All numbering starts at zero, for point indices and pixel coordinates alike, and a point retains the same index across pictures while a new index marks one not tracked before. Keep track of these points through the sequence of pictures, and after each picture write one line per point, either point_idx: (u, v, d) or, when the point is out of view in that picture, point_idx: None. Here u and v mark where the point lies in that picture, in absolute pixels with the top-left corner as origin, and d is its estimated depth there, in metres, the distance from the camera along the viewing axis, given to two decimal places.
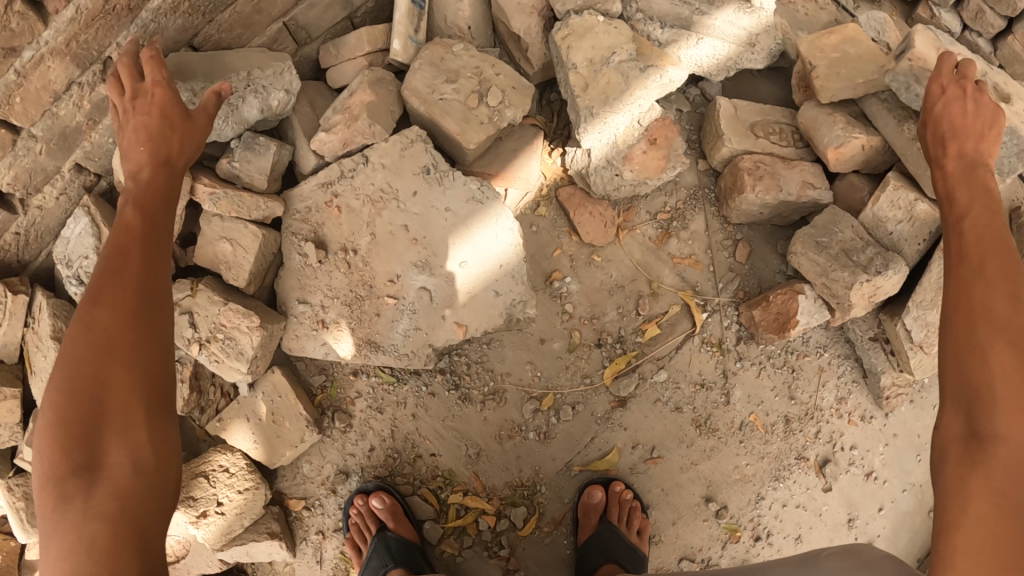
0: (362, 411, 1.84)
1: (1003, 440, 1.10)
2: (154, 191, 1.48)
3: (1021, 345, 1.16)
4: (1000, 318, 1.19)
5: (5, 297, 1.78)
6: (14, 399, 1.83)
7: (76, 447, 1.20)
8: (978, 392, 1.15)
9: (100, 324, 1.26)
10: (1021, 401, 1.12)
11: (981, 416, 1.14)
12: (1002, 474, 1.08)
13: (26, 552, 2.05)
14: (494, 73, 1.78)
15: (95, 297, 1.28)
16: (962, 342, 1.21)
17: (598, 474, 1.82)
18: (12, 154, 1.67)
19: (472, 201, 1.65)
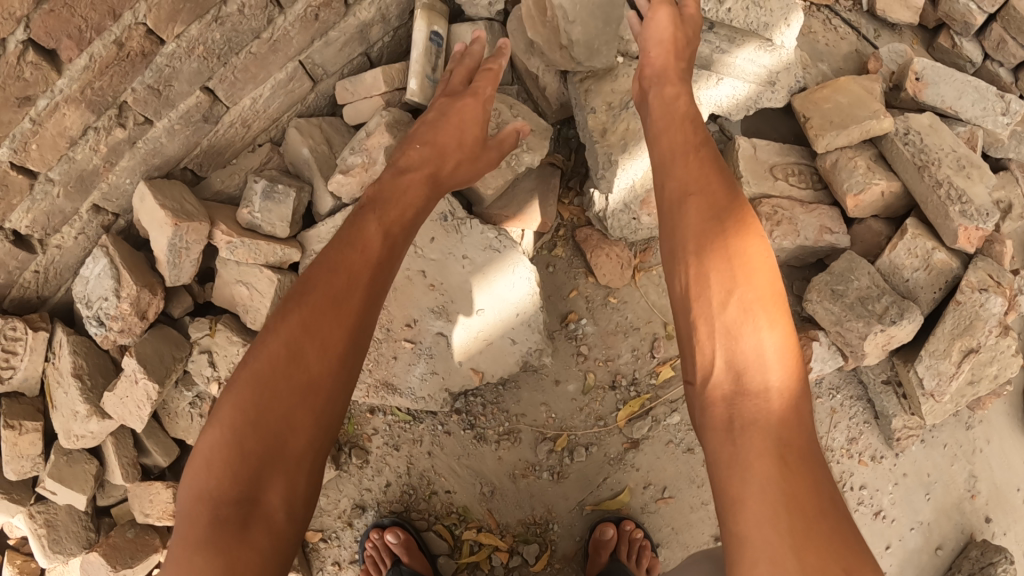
0: (378, 448, 1.87)
1: (771, 394, 1.01)
2: (414, 201, 1.46)
3: (757, 290, 1.07)
4: (735, 259, 1.10)
5: (26, 334, 1.81)
6: (36, 432, 1.86)
7: (236, 513, 1.10)
8: (745, 366, 1.04)
9: (297, 343, 1.21)
10: (783, 351, 1.03)
11: (753, 379, 1.02)
12: (780, 428, 0.99)
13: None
14: (512, 115, 1.77)
15: (313, 320, 1.23)
16: (727, 315, 1.07)
17: (610, 512, 1.84)
18: (29, 199, 1.72)
19: (489, 249, 1.65)
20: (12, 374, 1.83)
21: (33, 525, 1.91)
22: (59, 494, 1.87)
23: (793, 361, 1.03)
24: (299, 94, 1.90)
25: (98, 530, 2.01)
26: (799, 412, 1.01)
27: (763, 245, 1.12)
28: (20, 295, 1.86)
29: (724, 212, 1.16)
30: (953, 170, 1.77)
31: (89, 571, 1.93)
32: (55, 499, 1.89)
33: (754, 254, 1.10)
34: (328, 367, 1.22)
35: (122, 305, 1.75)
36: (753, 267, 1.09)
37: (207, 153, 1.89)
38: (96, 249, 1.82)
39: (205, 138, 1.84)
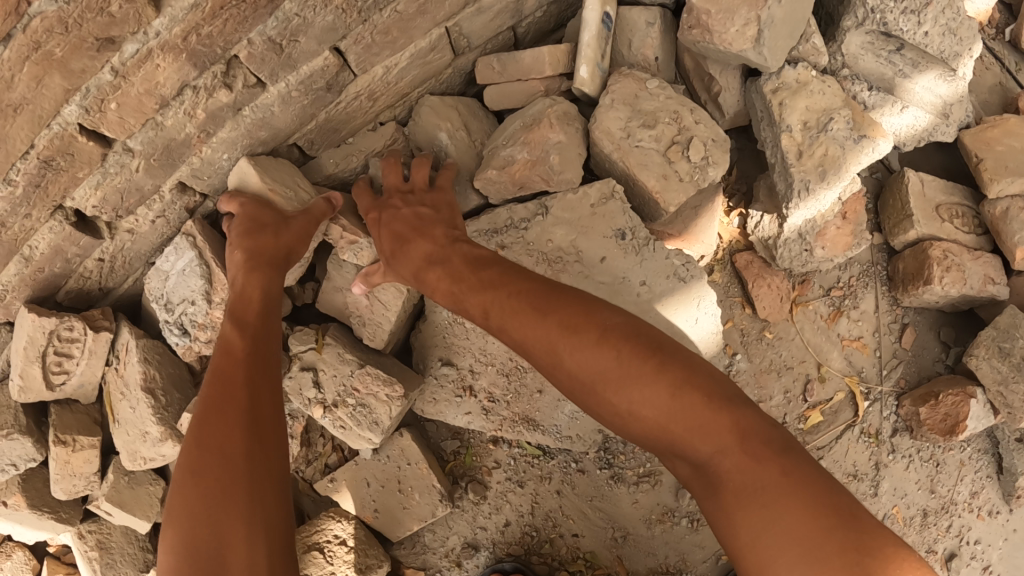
0: (499, 483, 1.66)
1: (718, 468, 1.01)
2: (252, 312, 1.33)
3: (695, 398, 1.04)
4: (642, 389, 1.07)
5: (85, 334, 1.54)
6: (93, 449, 1.64)
7: None
8: (716, 474, 1.02)
9: (197, 461, 1.13)
10: (671, 438, 1.05)
11: (716, 477, 1.01)
12: (772, 537, 0.93)
13: None
14: (693, 121, 1.55)
15: (214, 445, 1.14)
16: (651, 425, 1.07)
17: None
18: (101, 171, 1.37)
19: (672, 278, 1.46)
20: (64, 380, 1.58)
21: (84, 545, 1.75)
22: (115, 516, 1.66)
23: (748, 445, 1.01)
24: (435, 67, 1.59)
25: (155, 549, 1.82)
26: (743, 495, 0.97)
27: (666, 367, 1.07)
28: (79, 286, 1.56)
29: (632, 344, 1.10)
30: None
31: None
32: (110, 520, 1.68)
33: (614, 347, 1.11)
34: (241, 457, 1.14)
35: (216, 313, 1.46)
36: (677, 383, 1.06)
37: (321, 128, 1.55)
38: (183, 238, 1.46)
39: (323, 110, 1.52)
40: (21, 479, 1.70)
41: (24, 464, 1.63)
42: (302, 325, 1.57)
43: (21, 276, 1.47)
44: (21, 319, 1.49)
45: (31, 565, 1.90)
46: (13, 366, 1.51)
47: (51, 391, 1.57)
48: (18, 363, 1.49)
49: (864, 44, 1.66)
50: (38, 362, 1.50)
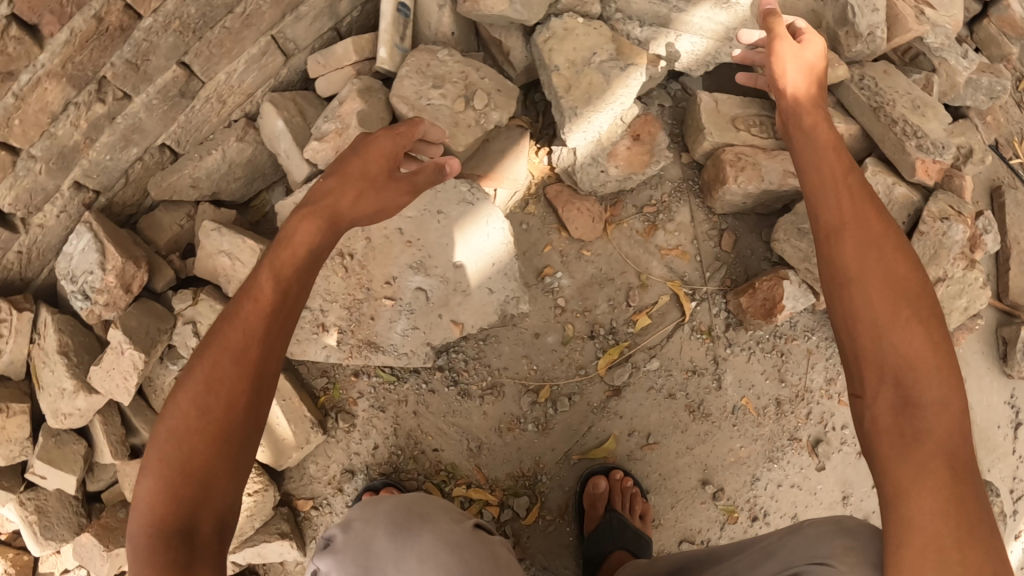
0: (365, 411, 1.90)
1: (939, 407, 1.00)
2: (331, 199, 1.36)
3: (932, 371, 1.02)
4: (863, 272, 1.12)
5: (11, 314, 1.88)
6: (23, 415, 1.93)
7: (206, 447, 1.12)
8: (934, 401, 1.01)
9: (252, 349, 1.18)
10: (926, 377, 1.02)
11: (921, 455, 0.98)
12: (918, 476, 0.97)
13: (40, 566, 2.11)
14: (479, 77, 1.84)
15: (218, 384, 1.15)
16: (890, 351, 1.05)
17: (598, 462, 1.87)
18: (13, 175, 1.76)
19: (463, 202, 1.71)
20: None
21: (25, 511, 1.97)
22: (48, 479, 1.94)
23: (960, 398, 1.01)
24: (272, 69, 1.96)
25: (89, 514, 2.05)
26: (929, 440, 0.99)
27: (937, 340, 1.04)
28: (4, 278, 1.91)
29: (867, 198, 1.20)
30: (908, 109, 1.84)
31: (84, 552, 1.92)
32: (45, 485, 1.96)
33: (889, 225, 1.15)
34: (273, 296, 1.23)
35: (109, 278, 1.78)
36: (914, 310, 1.07)
37: (184, 129, 1.92)
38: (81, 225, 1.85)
39: (182, 114, 1.88)
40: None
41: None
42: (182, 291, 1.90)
43: None
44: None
45: None
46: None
47: None
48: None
49: None
50: None
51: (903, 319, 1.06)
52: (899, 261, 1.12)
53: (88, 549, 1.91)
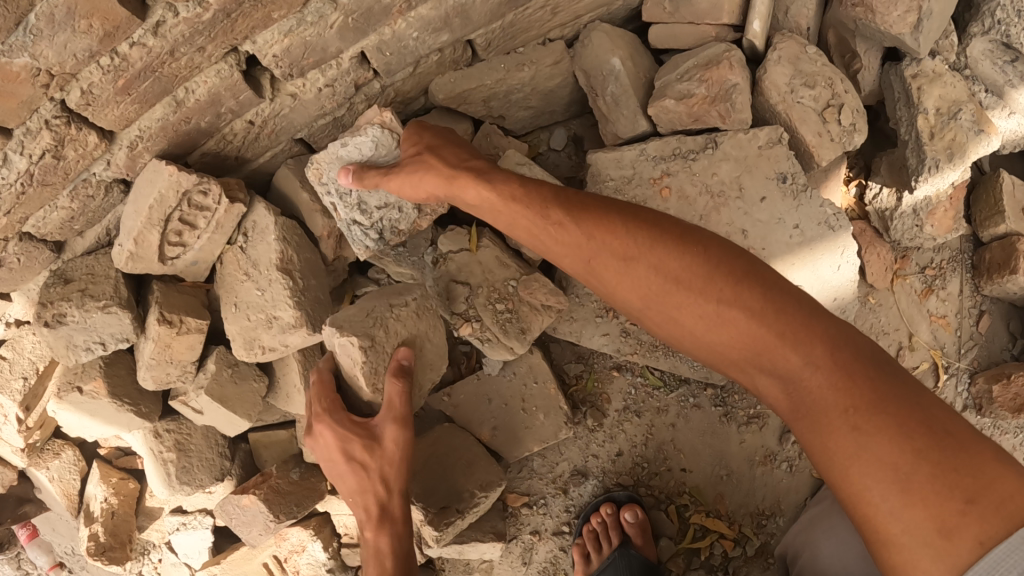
0: (617, 412, 1.67)
1: (807, 372, 1.00)
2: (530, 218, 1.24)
3: (786, 348, 1.02)
4: (689, 290, 1.09)
5: (219, 204, 1.43)
6: (197, 334, 1.50)
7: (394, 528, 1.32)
8: (803, 388, 1.00)
9: (372, 482, 1.31)
10: (770, 347, 1.03)
11: (829, 435, 0.97)
12: (880, 482, 0.92)
13: (145, 500, 1.81)
14: (844, 90, 1.64)
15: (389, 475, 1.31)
16: (747, 344, 1.06)
17: None
18: (297, 18, 1.29)
19: (822, 225, 1.55)
20: (178, 255, 1.47)
21: (161, 446, 1.60)
22: (205, 415, 1.55)
23: (848, 388, 0.97)
24: None
25: (232, 457, 1.70)
26: (859, 419, 0.94)
27: (789, 317, 1.03)
28: (218, 151, 1.49)
29: (651, 230, 1.14)
30: None
31: (238, 514, 1.56)
32: (196, 419, 1.58)
33: (696, 250, 1.11)
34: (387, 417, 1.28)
35: (425, 206, 1.44)
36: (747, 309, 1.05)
37: (503, 31, 1.54)
38: (381, 130, 1.41)
39: (512, 13, 1.50)
40: (103, 363, 1.54)
41: (114, 344, 1.49)
42: (453, 230, 1.57)
43: (166, 123, 1.35)
44: (154, 172, 1.36)
45: (80, 467, 1.80)
46: (129, 230, 1.39)
47: (161, 265, 1.47)
48: (136, 225, 1.38)
49: (985, 50, 1.81)
50: (159, 228, 1.39)
51: (739, 297, 1.06)
52: (682, 260, 1.10)
53: (250, 516, 1.54)
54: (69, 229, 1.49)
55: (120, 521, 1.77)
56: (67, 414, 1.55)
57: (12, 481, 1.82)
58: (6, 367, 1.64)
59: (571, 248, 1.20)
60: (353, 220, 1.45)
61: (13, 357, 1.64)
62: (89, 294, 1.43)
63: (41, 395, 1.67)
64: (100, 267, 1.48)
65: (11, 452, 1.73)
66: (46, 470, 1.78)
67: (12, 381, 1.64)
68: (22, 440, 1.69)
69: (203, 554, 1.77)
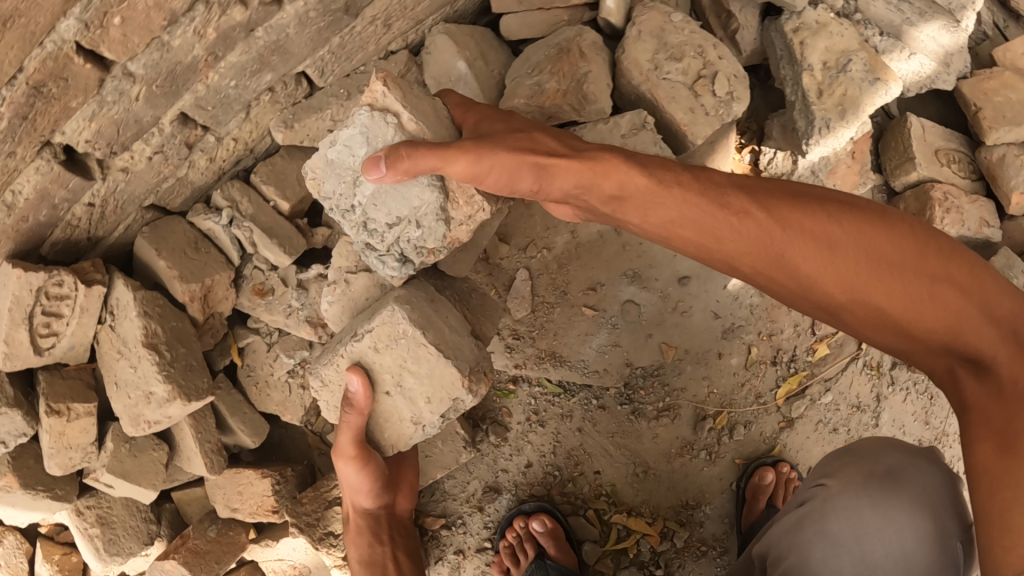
0: (519, 424, 1.65)
1: (989, 351, 1.00)
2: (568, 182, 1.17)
3: (979, 319, 1.00)
4: (738, 243, 1.07)
5: (76, 291, 1.40)
6: (89, 418, 1.51)
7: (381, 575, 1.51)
8: (929, 331, 1.03)
9: (360, 536, 1.50)
10: (886, 303, 1.03)
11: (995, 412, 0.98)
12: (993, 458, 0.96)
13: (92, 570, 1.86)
14: (717, 56, 1.53)
15: (369, 532, 1.51)
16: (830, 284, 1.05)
17: (762, 455, 1.74)
18: (96, 101, 1.23)
19: None
20: (54, 344, 1.44)
21: (85, 522, 1.59)
22: (116, 488, 1.56)
23: (984, 346, 1.00)
24: None
25: (158, 520, 1.70)
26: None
27: (961, 274, 1.02)
28: (68, 236, 1.45)
29: (714, 185, 1.10)
30: None
31: None
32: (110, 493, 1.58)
33: (820, 210, 1.06)
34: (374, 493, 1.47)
35: (455, 234, 1.25)
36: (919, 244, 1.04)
37: (334, 54, 1.47)
38: (373, 116, 1.18)
39: (338, 36, 1.43)
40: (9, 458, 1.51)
41: (13, 441, 1.47)
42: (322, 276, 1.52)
43: (4, 227, 1.32)
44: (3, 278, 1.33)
45: (25, 548, 1.83)
46: None
47: (39, 357, 1.42)
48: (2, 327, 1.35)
49: None
50: (26, 326, 1.36)
51: (829, 254, 1.04)
52: (759, 217, 1.06)
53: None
54: None
55: None
56: None
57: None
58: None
59: (667, 199, 1.10)
60: (366, 243, 1.28)
61: None
62: None
63: None
64: None
65: None
66: None
67: None
68: None
69: None
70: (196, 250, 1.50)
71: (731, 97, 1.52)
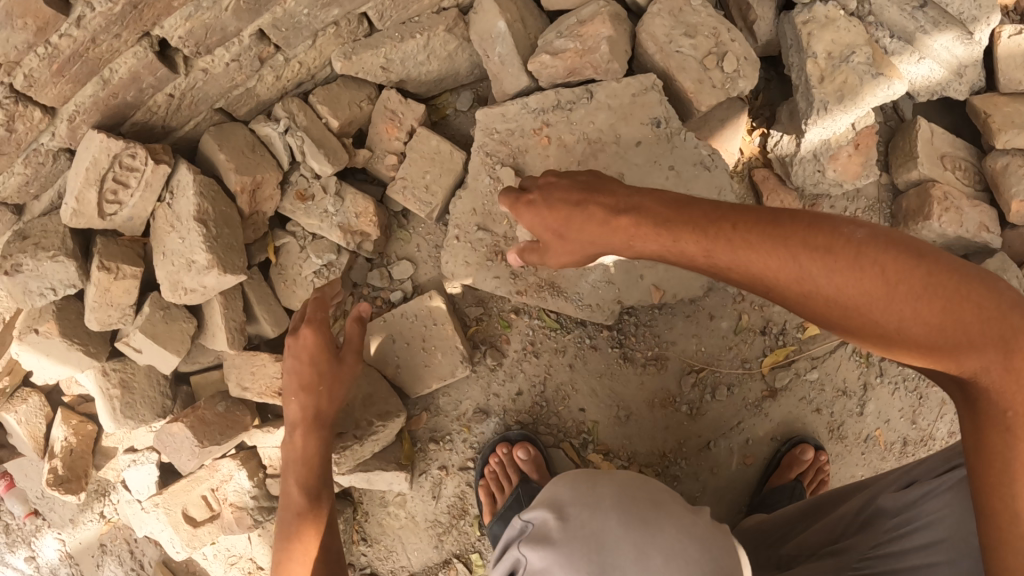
0: (515, 351, 1.77)
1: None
2: (755, 216, 1.04)
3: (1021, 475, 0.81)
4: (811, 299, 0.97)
5: (146, 166, 1.65)
6: (133, 279, 1.75)
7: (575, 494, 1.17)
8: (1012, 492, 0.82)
9: (767, 276, 1.01)
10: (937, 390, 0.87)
11: None
12: None
13: (105, 440, 1.97)
14: (730, 38, 1.69)
15: (765, 255, 1.00)
16: (866, 328, 0.93)
17: (808, 435, 1.86)
18: (194, 5, 1.46)
19: (699, 166, 1.62)
20: (116, 211, 1.71)
21: (107, 383, 1.82)
22: (144, 353, 1.76)
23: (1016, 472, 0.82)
24: None
25: (174, 397, 1.91)
26: None
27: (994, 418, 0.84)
28: (145, 121, 1.69)
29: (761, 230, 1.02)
30: None
31: (171, 442, 1.76)
32: (138, 358, 1.79)
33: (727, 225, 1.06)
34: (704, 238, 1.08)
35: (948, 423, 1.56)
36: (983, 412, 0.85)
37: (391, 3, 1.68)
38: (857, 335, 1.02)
39: None
40: (55, 309, 1.77)
41: (64, 291, 1.74)
42: (354, 192, 1.74)
43: (97, 98, 1.57)
44: (89, 141, 1.61)
45: (45, 412, 1.95)
46: (72, 190, 1.64)
47: (102, 220, 1.70)
48: (77, 186, 1.62)
49: None
50: (96, 187, 1.63)
51: (930, 349, 0.87)
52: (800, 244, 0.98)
53: (179, 442, 1.75)
54: (26, 193, 1.74)
55: (77, 458, 1.93)
56: (26, 356, 1.77)
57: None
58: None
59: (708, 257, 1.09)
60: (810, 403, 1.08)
61: None
62: (41, 247, 1.70)
63: None
64: (52, 224, 1.74)
65: None
66: (14, 414, 1.92)
67: None
68: None
69: (151, 489, 1.93)
70: (251, 152, 1.72)
71: (738, 74, 1.69)
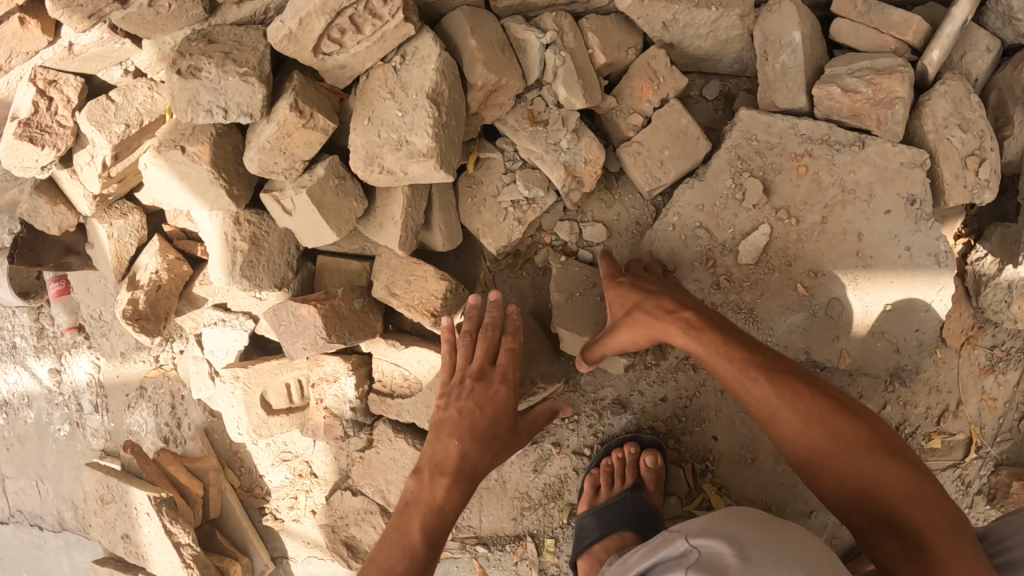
0: (677, 358, 1.66)
1: None
2: (826, 405, 1.20)
3: None
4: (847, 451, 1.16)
5: (392, 18, 1.42)
6: (319, 135, 1.52)
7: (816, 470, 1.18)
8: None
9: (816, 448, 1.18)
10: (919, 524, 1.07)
11: None
12: None
13: (197, 286, 1.84)
14: (991, 147, 1.63)
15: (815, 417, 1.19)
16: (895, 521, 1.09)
17: None
18: None
19: (932, 258, 1.58)
20: (331, 53, 1.47)
21: (235, 234, 1.63)
22: (293, 218, 1.57)
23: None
24: None
25: (295, 272, 1.74)
26: None
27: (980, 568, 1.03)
28: None
29: (824, 411, 1.19)
30: None
31: (290, 321, 1.58)
32: (281, 220, 1.60)
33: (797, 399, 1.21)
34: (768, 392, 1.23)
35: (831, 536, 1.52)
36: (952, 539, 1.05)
37: None
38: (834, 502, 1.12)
39: None
40: (213, 133, 1.57)
41: (236, 117, 1.51)
42: (589, 138, 1.59)
43: None
44: None
45: (139, 236, 1.87)
46: (298, 10, 1.39)
47: (312, 57, 1.47)
48: (309, 8, 1.38)
49: None
50: (328, 17, 1.39)
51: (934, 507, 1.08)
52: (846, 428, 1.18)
53: (302, 327, 1.56)
54: None
55: (164, 296, 1.82)
56: (158, 172, 1.59)
57: (69, 228, 1.89)
58: (111, 109, 1.67)
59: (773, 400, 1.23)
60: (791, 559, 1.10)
61: (121, 102, 1.67)
62: (232, 58, 1.46)
63: (132, 150, 1.73)
64: (250, 38, 1.50)
65: (81, 197, 1.79)
66: (107, 226, 1.82)
67: (112, 124, 1.66)
68: (99, 187, 1.74)
69: (230, 357, 1.81)
70: (502, 51, 1.54)
71: (985, 182, 1.62)
